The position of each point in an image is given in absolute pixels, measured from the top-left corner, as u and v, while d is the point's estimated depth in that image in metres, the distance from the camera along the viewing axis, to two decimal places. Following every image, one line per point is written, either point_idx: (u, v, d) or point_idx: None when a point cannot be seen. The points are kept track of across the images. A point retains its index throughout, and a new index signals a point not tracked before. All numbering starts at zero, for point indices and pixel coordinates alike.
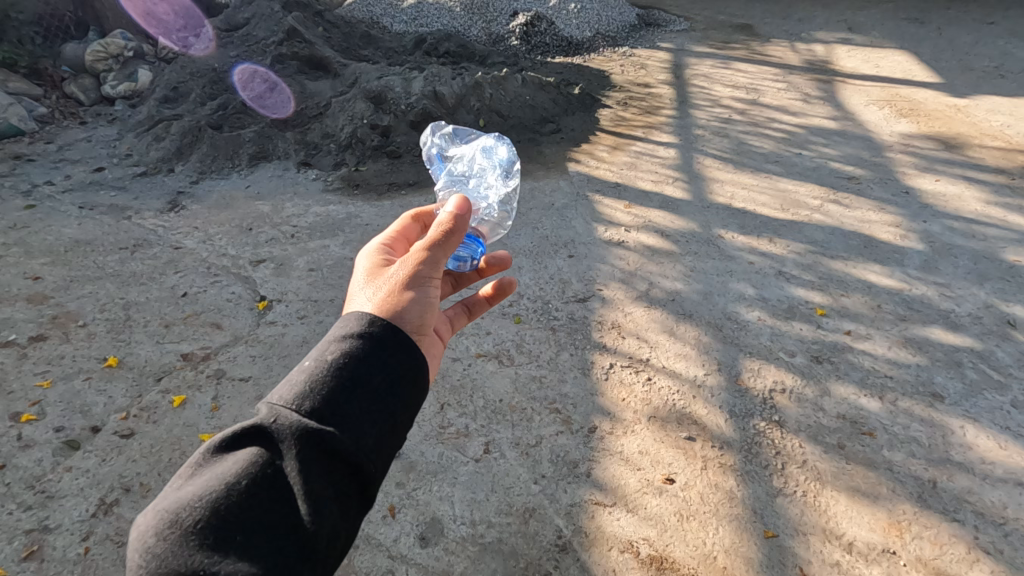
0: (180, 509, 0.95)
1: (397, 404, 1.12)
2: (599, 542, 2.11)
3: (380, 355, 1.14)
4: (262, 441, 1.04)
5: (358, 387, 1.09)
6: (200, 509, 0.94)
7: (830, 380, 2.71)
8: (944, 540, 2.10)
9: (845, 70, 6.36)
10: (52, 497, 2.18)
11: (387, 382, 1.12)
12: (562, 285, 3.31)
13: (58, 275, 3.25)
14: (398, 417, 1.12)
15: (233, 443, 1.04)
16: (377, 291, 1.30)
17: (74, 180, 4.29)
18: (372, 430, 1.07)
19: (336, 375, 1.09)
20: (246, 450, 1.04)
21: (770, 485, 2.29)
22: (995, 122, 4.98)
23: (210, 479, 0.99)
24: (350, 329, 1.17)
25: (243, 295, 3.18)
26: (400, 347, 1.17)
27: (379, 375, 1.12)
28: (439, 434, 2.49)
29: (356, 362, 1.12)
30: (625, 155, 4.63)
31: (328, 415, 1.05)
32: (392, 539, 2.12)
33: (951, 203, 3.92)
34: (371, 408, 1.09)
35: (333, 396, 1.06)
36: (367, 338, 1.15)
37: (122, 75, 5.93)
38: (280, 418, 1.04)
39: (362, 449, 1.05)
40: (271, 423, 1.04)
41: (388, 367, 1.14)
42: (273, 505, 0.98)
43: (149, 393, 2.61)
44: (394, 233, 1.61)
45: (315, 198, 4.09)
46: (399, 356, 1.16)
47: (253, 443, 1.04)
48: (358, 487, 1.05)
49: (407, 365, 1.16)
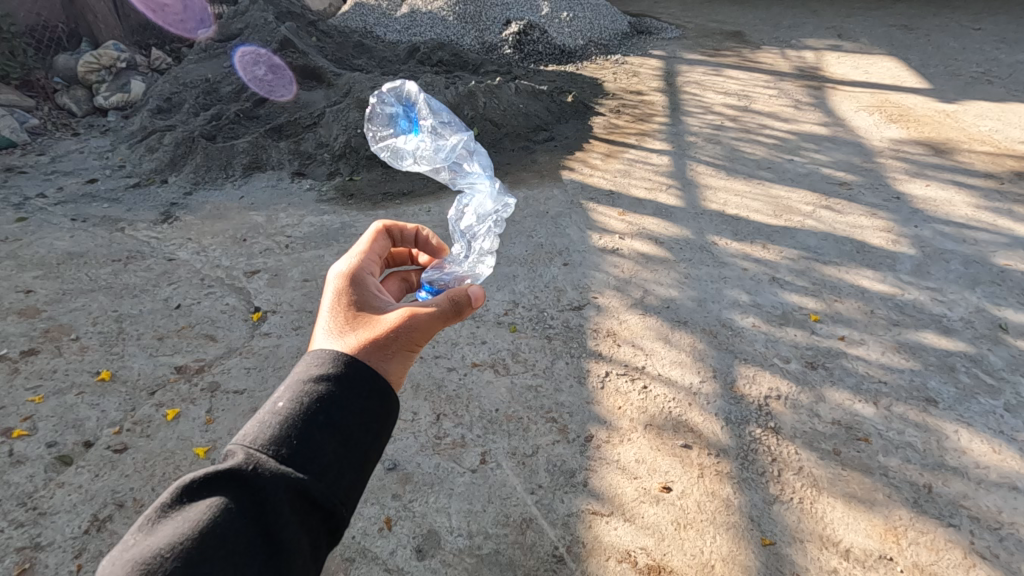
0: (149, 563, 0.84)
1: (373, 451, 1.08)
2: (596, 552, 2.11)
3: (359, 399, 1.08)
4: (228, 488, 0.95)
5: (336, 433, 1.03)
6: (172, 562, 0.84)
7: (824, 386, 2.72)
8: (940, 545, 2.10)
9: (835, 77, 6.42)
10: (44, 514, 2.16)
11: (364, 426, 1.07)
12: (557, 293, 3.31)
13: (50, 288, 3.23)
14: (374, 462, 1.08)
15: (193, 492, 0.93)
16: (366, 342, 1.20)
17: (66, 192, 4.27)
18: (350, 478, 1.03)
19: (313, 419, 1.02)
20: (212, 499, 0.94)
21: (766, 492, 2.29)
22: (984, 127, 5.04)
23: (178, 528, 0.89)
24: (326, 370, 1.10)
25: (237, 306, 3.18)
26: (379, 390, 1.13)
27: (356, 420, 1.07)
28: (434, 445, 2.49)
29: (334, 406, 1.05)
30: (618, 163, 4.65)
31: (305, 462, 0.99)
32: (389, 552, 2.11)
33: (942, 208, 3.96)
34: (348, 455, 1.03)
35: (309, 442, 1.00)
36: (345, 382, 1.09)
37: (115, 86, 5.93)
38: (252, 464, 0.96)
39: (338, 497, 1.00)
40: (242, 470, 0.96)
41: (365, 411, 1.09)
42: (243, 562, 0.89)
43: (142, 406, 2.59)
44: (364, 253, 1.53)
45: (309, 208, 4.08)
46: (377, 399, 1.11)
47: (224, 489, 0.94)
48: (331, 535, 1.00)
49: (383, 410, 1.12)
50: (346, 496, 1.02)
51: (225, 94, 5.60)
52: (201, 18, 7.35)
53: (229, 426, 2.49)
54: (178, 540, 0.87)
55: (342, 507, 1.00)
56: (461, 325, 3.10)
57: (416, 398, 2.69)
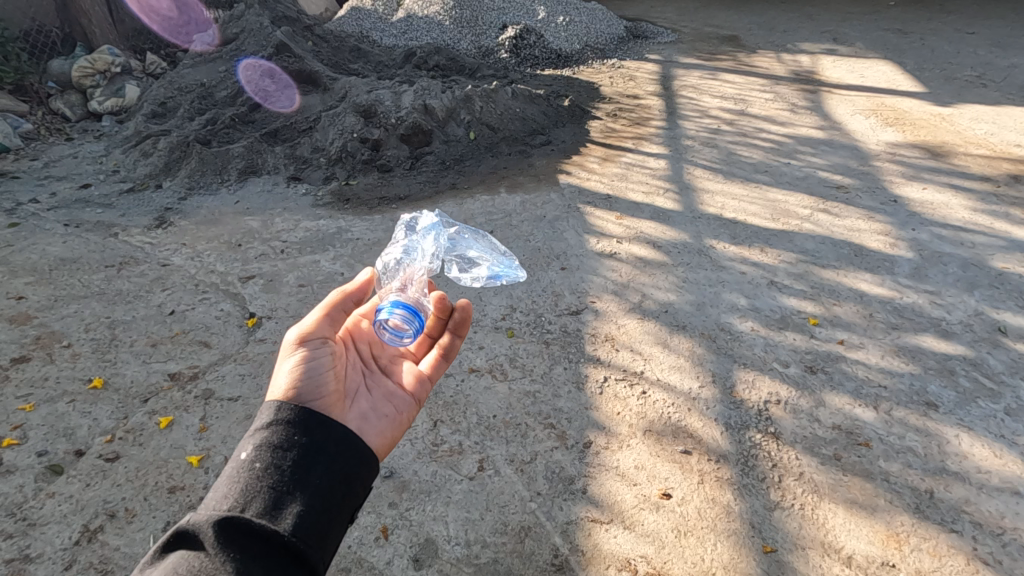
0: None
1: (322, 484, 1.11)
2: (596, 560, 2.08)
3: (295, 438, 1.15)
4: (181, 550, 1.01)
5: (275, 473, 1.09)
6: None
7: (824, 390, 2.70)
8: (942, 551, 2.09)
9: (831, 80, 6.44)
10: (34, 525, 2.12)
11: (306, 462, 1.13)
12: (554, 297, 3.29)
13: (42, 294, 3.19)
14: (327, 491, 1.11)
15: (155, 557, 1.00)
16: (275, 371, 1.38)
17: (59, 198, 4.23)
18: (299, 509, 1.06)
19: (251, 467, 1.09)
20: (166, 563, 0.99)
21: (767, 498, 2.27)
22: (979, 130, 5.06)
23: None
24: (264, 419, 1.18)
25: (232, 312, 3.15)
26: (317, 424, 1.19)
27: (294, 457, 1.12)
28: (432, 452, 2.46)
29: (273, 449, 1.12)
30: (615, 167, 4.64)
31: (246, 503, 1.04)
32: (385, 562, 2.07)
33: (938, 211, 3.96)
34: (289, 488, 1.08)
35: (250, 486, 1.06)
36: (280, 425, 1.16)
37: (110, 90, 5.89)
38: (196, 517, 1.02)
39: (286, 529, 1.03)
40: (188, 527, 1.01)
41: (305, 447, 1.15)
42: None
43: (135, 414, 2.56)
44: None
45: (305, 213, 4.05)
46: (315, 433, 1.17)
47: (185, 548, 1.01)
48: (294, 568, 1.02)
49: (324, 442, 1.17)
50: (297, 526, 1.04)
51: (220, 98, 5.57)
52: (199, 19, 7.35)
53: (223, 433, 2.46)
54: None
55: (291, 535, 1.02)
56: None
57: None
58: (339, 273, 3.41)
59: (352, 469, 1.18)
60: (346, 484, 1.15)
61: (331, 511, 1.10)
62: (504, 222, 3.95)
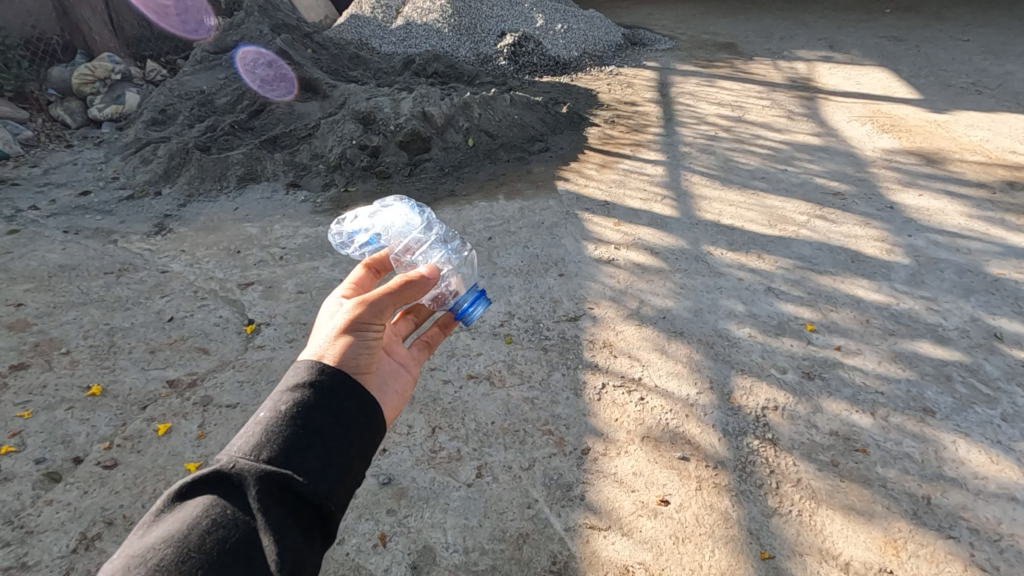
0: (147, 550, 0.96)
1: (351, 452, 1.19)
2: (594, 567, 2.08)
3: (332, 404, 1.21)
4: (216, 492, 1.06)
5: (313, 436, 1.15)
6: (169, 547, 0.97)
7: (821, 396, 2.71)
8: (940, 557, 2.09)
9: (827, 87, 6.48)
10: (31, 532, 2.12)
11: (339, 428, 1.20)
12: (553, 303, 3.30)
13: (41, 301, 3.20)
14: (354, 459, 1.19)
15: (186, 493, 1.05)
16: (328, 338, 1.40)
17: (59, 204, 4.24)
18: (331, 474, 1.13)
19: (291, 424, 1.15)
20: (202, 499, 1.05)
21: (765, 505, 2.27)
22: (974, 137, 5.09)
23: (177, 521, 1.02)
24: (302, 381, 1.24)
25: (231, 318, 3.16)
26: (354, 395, 1.25)
27: (331, 422, 1.19)
28: (430, 458, 2.46)
29: (310, 412, 1.18)
30: (613, 173, 4.66)
31: (283, 460, 1.11)
32: (383, 569, 2.07)
33: (934, 217, 3.98)
34: (323, 450, 1.15)
35: (289, 444, 1.13)
36: (317, 390, 1.22)
37: (110, 97, 5.92)
38: (236, 465, 1.08)
39: (318, 491, 1.10)
40: (226, 471, 1.07)
41: (341, 415, 1.21)
42: (234, 546, 1.00)
43: (134, 421, 2.56)
44: (352, 285, 1.76)
45: (304, 219, 4.06)
46: (350, 403, 1.23)
47: (217, 489, 1.07)
48: (318, 527, 1.10)
49: (357, 412, 1.24)
50: (329, 489, 1.12)
51: (221, 105, 5.60)
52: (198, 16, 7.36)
53: (221, 440, 2.46)
54: (177, 529, 1.00)
55: (325, 496, 1.11)
56: (457, 336, 3.09)
57: (411, 411, 2.67)
58: (338, 280, 3.42)
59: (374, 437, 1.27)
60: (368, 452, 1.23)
61: (358, 474, 1.19)
62: (503, 228, 3.96)
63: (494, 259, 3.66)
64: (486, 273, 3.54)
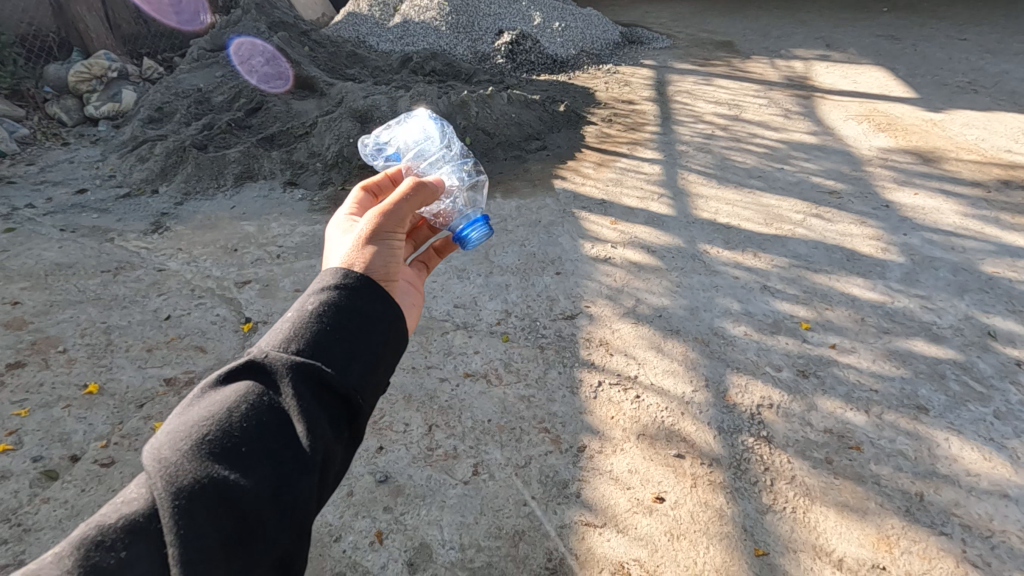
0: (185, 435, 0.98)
1: (379, 347, 1.18)
2: (589, 564, 2.10)
3: (360, 304, 1.20)
4: (253, 388, 1.06)
5: (339, 330, 1.14)
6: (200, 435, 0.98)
7: (816, 394, 2.73)
8: (933, 554, 2.11)
9: (824, 86, 6.49)
10: (29, 530, 2.13)
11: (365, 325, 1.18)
12: (549, 301, 3.31)
13: (38, 299, 3.20)
14: (381, 353, 1.18)
15: (225, 387, 1.07)
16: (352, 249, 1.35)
17: (55, 203, 4.23)
18: (356, 367, 1.13)
19: (317, 320, 1.14)
20: (234, 390, 1.06)
21: (759, 502, 2.29)
22: (970, 136, 5.10)
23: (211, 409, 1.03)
24: (326, 283, 1.23)
25: (228, 317, 3.17)
26: (377, 298, 1.23)
27: (354, 322, 1.17)
28: (427, 456, 2.47)
29: (340, 311, 1.17)
30: (610, 172, 4.67)
31: (311, 354, 1.10)
32: (380, 566, 2.08)
33: (929, 216, 4.00)
34: (347, 344, 1.13)
35: (314, 339, 1.12)
36: (341, 289, 1.21)
37: (106, 96, 5.90)
38: (267, 356, 1.09)
39: (345, 382, 1.10)
40: (258, 361, 1.09)
41: (371, 312, 1.20)
42: (264, 427, 1.01)
43: (130, 419, 2.57)
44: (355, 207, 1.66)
45: (301, 217, 4.06)
46: (374, 304, 1.22)
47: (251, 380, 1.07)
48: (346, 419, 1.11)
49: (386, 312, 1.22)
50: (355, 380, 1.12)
51: (218, 103, 5.59)
52: (194, 9, 7.41)
53: None
54: (211, 416, 1.01)
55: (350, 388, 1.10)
56: (453, 335, 3.10)
57: (408, 409, 2.68)
58: None
59: (399, 336, 1.25)
60: (392, 349, 1.22)
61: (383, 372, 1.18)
62: (500, 226, 3.97)
63: (491, 257, 3.67)
64: (483, 272, 3.55)
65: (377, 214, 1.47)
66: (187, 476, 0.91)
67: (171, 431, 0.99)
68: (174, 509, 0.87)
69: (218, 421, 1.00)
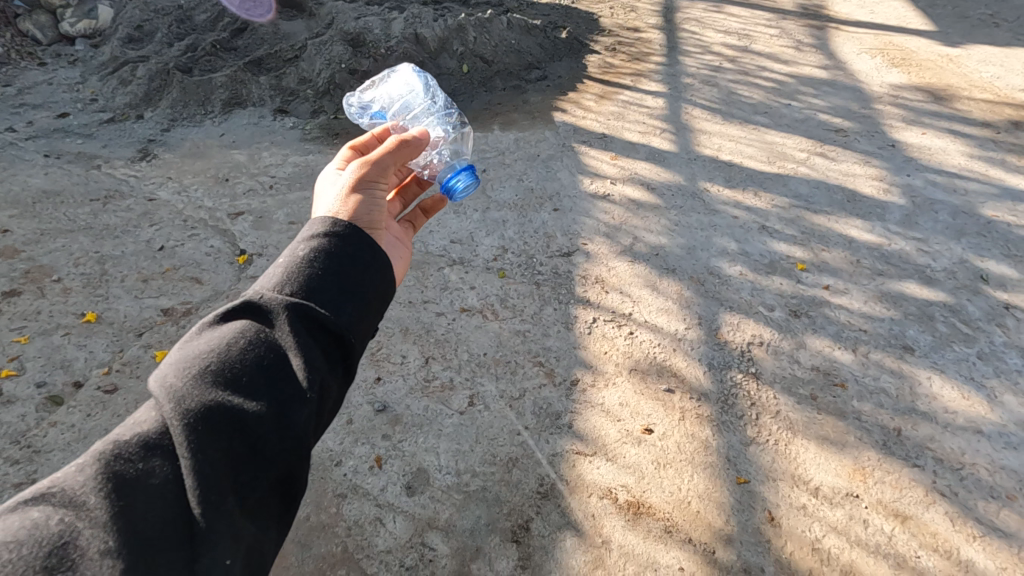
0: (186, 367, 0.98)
1: (372, 290, 1.19)
2: (579, 489, 2.20)
3: (352, 248, 1.20)
4: (248, 326, 1.07)
5: (333, 273, 1.15)
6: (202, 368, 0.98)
7: (806, 333, 2.78)
8: (904, 484, 2.23)
9: (839, 16, 6.18)
10: (39, 452, 2.20)
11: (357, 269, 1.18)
12: (547, 238, 3.29)
13: (28, 227, 3.14)
14: (374, 296, 1.20)
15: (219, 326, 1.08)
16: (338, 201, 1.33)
17: (37, 127, 4.07)
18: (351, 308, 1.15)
19: (312, 263, 1.15)
20: (230, 328, 1.07)
21: (743, 434, 2.38)
22: (986, 73, 4.92)
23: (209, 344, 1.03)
24: (318, 230, 1.22)
25: (222, 248, 3.14)
26: (367, 244, 1.23)
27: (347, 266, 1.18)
28: (424, 387, 2.53)
29: (334, 254, 1.18)
30: (612, 105, 4.51)
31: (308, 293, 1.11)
32: (379, 488, 2.18)
33: (935, 157, 3.93)
34: (343, 286, 1.15)
35: (309, 280, 1.13)
36: (333, 235, 1.21)
37: (81, 11, 5.55)
38: (262, 296, 1.10)
39: (341, 321, 1.12)
40: (254, 301, 1.10)
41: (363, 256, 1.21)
42: (266, 362, 1.02)
43: (131, 348, 2.61)
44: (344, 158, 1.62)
45: (293, 147, 3.94)
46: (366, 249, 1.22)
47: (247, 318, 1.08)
48: (342, 358, 1.13)
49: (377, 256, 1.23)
50: (350, 321, 1.14)
51: (201, 23, 5.29)
52: None
53: None
54: (210, 350, 1.02)
55: (345, 327, 1.12)
56: (449, 270, 3.09)
57: (405, 342, 2.72)
58: None
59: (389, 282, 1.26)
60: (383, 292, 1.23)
61: (375, 315, 1.20)
62: (497, 160, 3.87)
63: (488, 192, 3.61)
64: (480, 207, 3.50)
65: (361, 163, 1.43)
66: (193, 400, 0.93)
67: (171, 362, 1.00)
68: (183, 429, 0.89)
69: (218, 354, 1.01)
